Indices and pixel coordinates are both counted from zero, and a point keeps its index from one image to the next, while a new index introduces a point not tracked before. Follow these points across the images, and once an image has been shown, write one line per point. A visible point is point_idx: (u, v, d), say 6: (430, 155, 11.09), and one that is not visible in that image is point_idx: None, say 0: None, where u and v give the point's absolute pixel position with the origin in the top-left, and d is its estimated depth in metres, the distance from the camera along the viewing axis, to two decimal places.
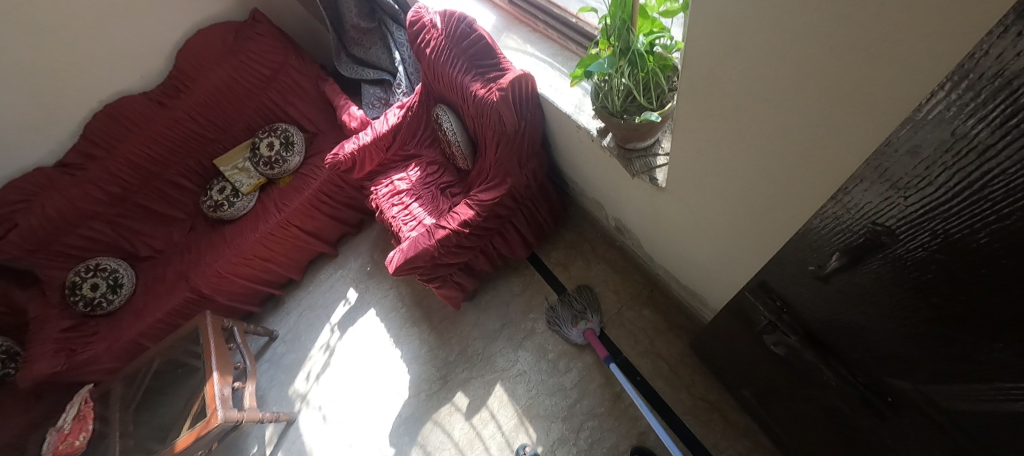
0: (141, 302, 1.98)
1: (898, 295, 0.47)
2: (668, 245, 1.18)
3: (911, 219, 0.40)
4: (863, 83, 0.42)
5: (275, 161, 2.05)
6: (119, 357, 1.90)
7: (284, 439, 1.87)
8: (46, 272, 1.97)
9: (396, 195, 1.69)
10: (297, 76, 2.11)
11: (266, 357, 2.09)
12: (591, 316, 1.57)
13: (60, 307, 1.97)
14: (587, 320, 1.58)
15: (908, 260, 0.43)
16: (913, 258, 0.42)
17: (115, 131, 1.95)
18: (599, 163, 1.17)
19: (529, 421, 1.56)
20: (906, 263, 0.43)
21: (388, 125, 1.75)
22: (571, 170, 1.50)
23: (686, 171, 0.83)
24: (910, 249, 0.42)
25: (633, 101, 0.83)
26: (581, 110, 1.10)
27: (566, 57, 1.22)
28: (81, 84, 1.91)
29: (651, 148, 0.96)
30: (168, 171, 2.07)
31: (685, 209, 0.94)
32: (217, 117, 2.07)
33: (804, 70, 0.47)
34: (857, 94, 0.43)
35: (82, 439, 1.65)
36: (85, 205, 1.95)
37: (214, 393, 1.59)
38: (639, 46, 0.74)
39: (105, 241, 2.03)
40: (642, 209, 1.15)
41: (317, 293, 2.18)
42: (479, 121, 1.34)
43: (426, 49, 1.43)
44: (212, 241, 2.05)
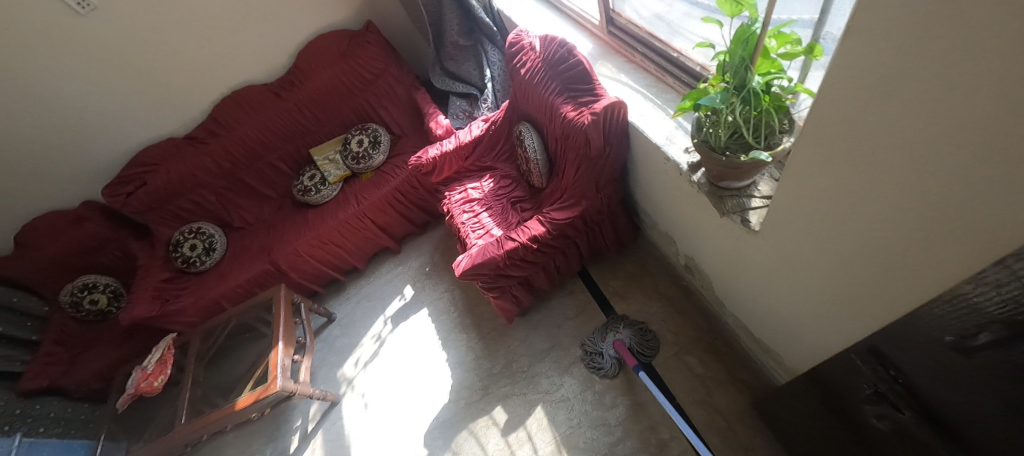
0: (228, 267, 2.19)
1: None
2: (745, 292, 1.12)
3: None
4: None
5: (362, 157, 2.22)
6: (201, 313, 2.10)
7: (326, 418, 1.96)
8: (158, 228, 2.25)
9: (468, 203, 1.75)
10: (393, 83, 2.29)
11: (322, 337, 2.22)
12: (619, 327, 1.61)
13: (162, 260, 2.22)
14: (616, 332, 1.59)
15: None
16: None
17: (235, 114, 2.21)
18: (683, 197, 1.15)
19: (566, 450, 1.51)
20: None
21: (471, 136, 1.84)
22: (645, 202, 1.49)
23: (786, 217, 0.80)
24: None
25: (739, 139, 0.81)
26: (672, 142, 1.10)
27: (662, 89, 1.23)
28: (216, 71, 2.19)
29: (746, 189, 0.93)
30: (270, 154, 2.31)
31: (777, 256, 0.89)
32: (320, 112, 2.29)
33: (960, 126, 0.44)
34: None
35: (160, 381, 1.84)
36: (200, 174, 2.21)
37: (277, 361, 1.71)
38: (755, 84, 0.72)
39: (209, 208, 2.29)
40: (723, 251, 1.11)
41: (376, 284, 2.30)
42: (564, 142, 1.37)
43: (522, 69, 1.50)
44: (295, 222, 2.24)
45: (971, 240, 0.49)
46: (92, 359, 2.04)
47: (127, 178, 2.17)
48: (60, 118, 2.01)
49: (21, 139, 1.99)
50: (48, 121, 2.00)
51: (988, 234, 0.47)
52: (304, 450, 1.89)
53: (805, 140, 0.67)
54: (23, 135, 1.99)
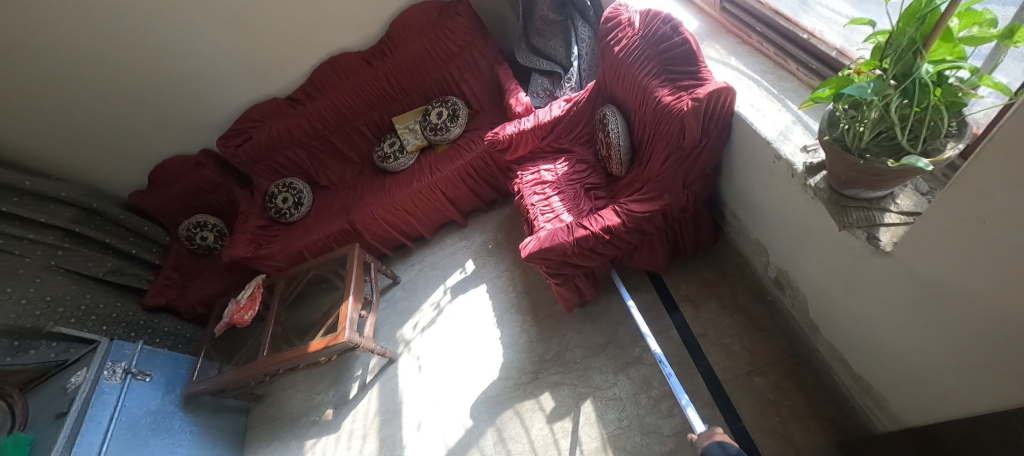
0: (312, 221, 2.38)
1: None
2: (852, 320, 0.97)
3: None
4: None
5: (440, 129, 2.25)
6: (286, 260, 2.31)
7: (383, 373, 2.08)
8: (257, 179, 2.49)
9: (540, 185, 1.70)
10: (477, 57, 2.28)
11: (387, 297, 2.34)
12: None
13: (259, 208, 2.47)
14: None
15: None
16: None
17: (331, 79, 2.35)
18: (791, 202, 1.00)
19: (612, 450, 1.46)
20: None
21: (550, 115, 1.78)
22: (737, 203, 1.34)
23: (936, 242, 0.65)
24: None
25: (886, 140, 0.67)
26: (786, 138, 0.96)
27: (779, 76, 1.07)
28: (317, 37, 2.33)
29: (878, 201, 0.78)
30: (357, 120, 2.43)
31: (909, 285, 0.74)
32: (405, 82, 2.36)
33: None
34: None
35: (249, 315, 2.06)
36: (296, 133, 2.40)
37: (347, 314, 1.83)
38: (923, 73, 0.58)
39: (301, 166, 2.49)
40: (832, 270, 0.96)
41: (440, 254, 2.36)
42: (654, 129, 1.27)
43: (615, 47, 1.40)
44: (373, 186, 2.35)
45: None
46: (199, 287, 2.35)
47: (237, 132, 2.42)
48: (189, 73, 2.27)
49: (158, 90, 2.28)
50: (179, 75, 2.27)
51: None
52: (362, 398, 2.04)
53: (989, 151, 0.53)
54: (160, 87, 2.27)
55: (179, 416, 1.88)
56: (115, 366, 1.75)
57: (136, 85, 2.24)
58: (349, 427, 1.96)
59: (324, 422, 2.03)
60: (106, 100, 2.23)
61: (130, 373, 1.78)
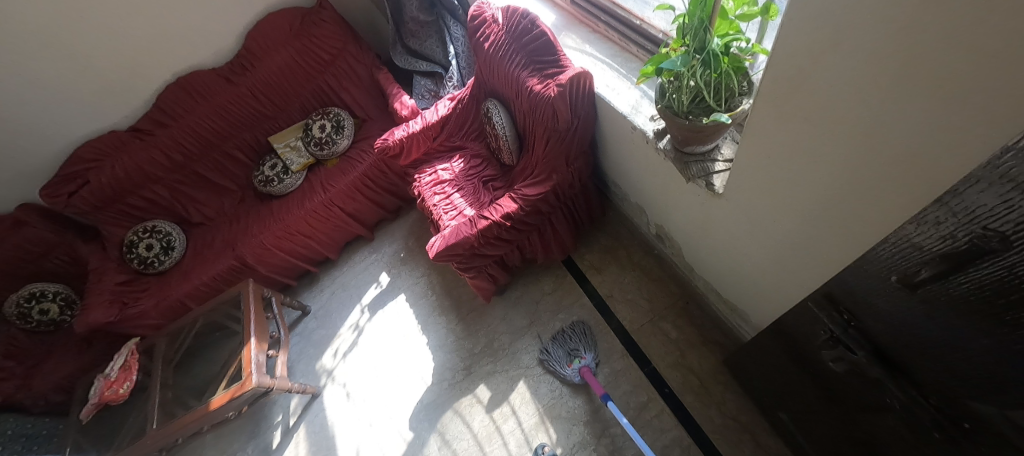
0: (190, 265, 2.09)
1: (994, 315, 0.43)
2: (713, 255, 1.16)
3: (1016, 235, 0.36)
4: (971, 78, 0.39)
5: (325, 143, 2.13)
6: (164, 315, 2.00)
7: (308, 411, 1.93)
8: (108, 229, 2.11)
9: (438, 185, 1.71)
10: (353, 63, 2.19)
11: (297, 330, 2.16)
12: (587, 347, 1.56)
13: (116, 262, 2.09)
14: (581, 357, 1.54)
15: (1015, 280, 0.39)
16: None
17: (183, 102, 2.07)
18: (651, 165, 1.16)
19: (550, 421, 1.55)
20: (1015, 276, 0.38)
21: (437, 115, 1.79)
22: (615, 173, 1.50)
23: (746, 177, 0.82)
24: None
25: (701, 103, 0.82)
26: (637, 111, 1.10)
27: (626, 58, 1.22)
28: (157, 56, 2.03)
29: (710, 153, 0.95)
30: (226, 144, 2.19)
31: (740, 217, 0.92)
32: (276, 97, 2.17)
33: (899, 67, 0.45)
34: (967, 91, 0.40)
35: (126, 388, 1.76)
36: (149, 169, 2.07)
37: (251, 358, 1.66)
38: (714, 46, 0.73)
39: (163, 205, 2.16)
40: (691, 217, 1.13)
41: (350, 273, 2.25)
42: (532, 116, 1.36)
43: (485, 43, 1.46)
44: (259, 214, 2.14)
45: (910, 183, 0.52)
46: (47, 371, 1.92)
47: (67, 177, 2.02)
48: None
49: None
50: None
51: (925, 173, 0.49)
52: (287, 444, 1.87)
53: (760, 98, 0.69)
54: None
55: None
56: None
57: None
58: None
59: None
60: None
61: None
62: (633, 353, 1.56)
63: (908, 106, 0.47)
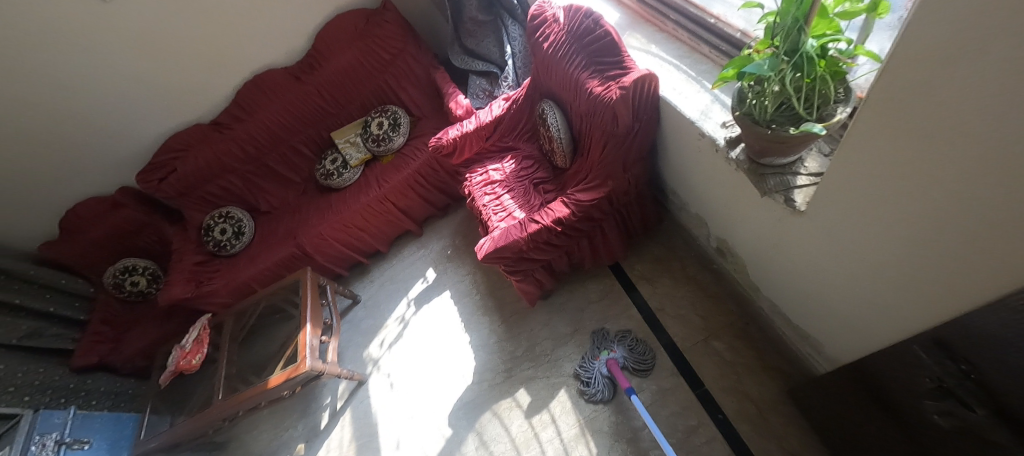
0: (257, 250, 2.24)
1: None
2: (784, 276, 1.05)
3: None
4: None
5: (382, 140, 2.20)
6: (232, 295, 2.17)
7: (353, 397, 2.01)
8: (189, 213, 2.31)
9: (489, 185, 1.71)
10: (412, 63, 2.24)
11: (348, 318, 2.26)
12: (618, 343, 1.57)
13: (195, 244, 2.29)
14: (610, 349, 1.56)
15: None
16: None
17: (258, 98, 2.22)
18: (720, 175, 1.08)
19: (590, 433, 1.50)
20: None
21: (491, 115, 1.78)
22: (675, 181, 1.42)
23: (837, 194, 0.73)
24: None
25: (787, 110, 0.74)
26: (707, 117, 1.02)
27: (696, 59, 1.14)
28: (237, 55, 2.19)
29: (791, 166, 0.86)
30: (293, 138, 2.32)
31: (824, 238, 0.82)
32: (339, 95, 2.28)
33: None
34: None
35: (197, 359, 1.92)
36: (226, 160, 2.25)
37: (306, 342, 1.75)
38: (809, 48, 0.65)
39: (236, 193, 2.34)
40: (761, 233, 1.04)
41: (399, 267, 2.31)
42: (590, 120, 1.31)
43: (544, 44, 1.43)
44: (319, 206, 2.26)
45: None
46: (135, 337, 2.15)
47: (158, 164, 2.23)
48: (93, 106, 2.06)
49: (57, 128, 2.06)
50: (81, 110, 2.06)
51: None
52: (334, 427, 1.96)
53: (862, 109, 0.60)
54: (60, 124, 2.05)
55: None
56: (44, 439, 1.57)
57: (30, 124, 2.00)
58: None
59: None
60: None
61: (63, 443, 1.60)
62: (684, 373, 1.47)
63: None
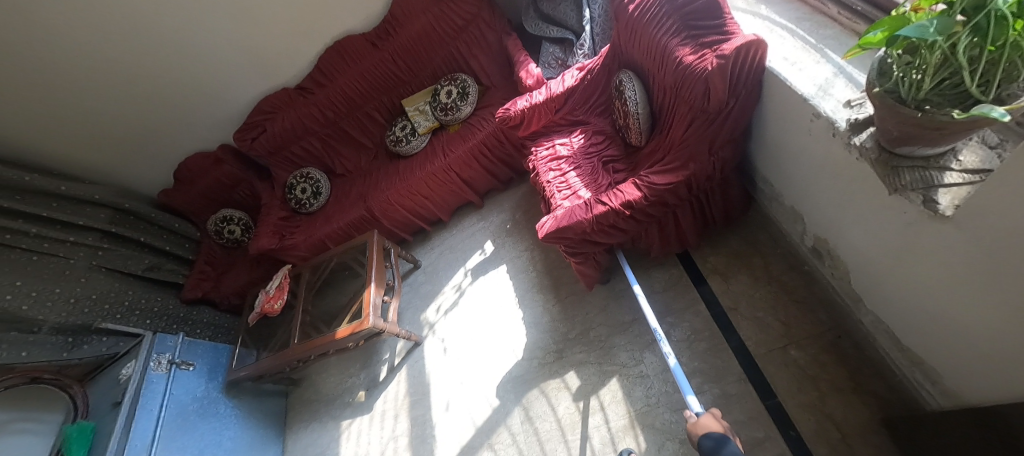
0: (331, 210, 2.39)
1: None
2: (904, 292, 0.88)
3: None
4: None
5: (450, 109, 2.19)
6: (309, 249, 2.35)
7: (410, 356, 2.12)
8: (276, 171, 2.52)
9: (555, 161, 1.63)
10: (484, 29, 2.17)
11: (409, 281, 2.36)
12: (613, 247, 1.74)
13: (280, 200, 2.50)
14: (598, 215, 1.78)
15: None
16: None
17: (338, 64, 2.30)
18: (833, 165, 0.91)
19: (640, 427, 1.43)
20: None
21: (563, 86, 1.68)
22: (771, 167, 1.23)
23: (1012, 200, 0.56)
24: None
25: (952, 84, 0.59)
26: (826, 94, 0.86)
27: (817, 22, 0.96)
28: (320, 22, 2.27)
29: (937, 157, 0.69)
30: (367, 105, 2.40)
31: (977, 252, 0.65)
32: (412, 62, 2.29)
33: None
34: None
35: (279, 304, 2.13)
36: (308, 123, 2.39)
37: (369, 301, 1.85)
38: (1003, 3, 0.48)
39: (316, 155, 2.49)
40: (881, 237, 0.87)
41: (459, 237, 2.35)
42: (676, 93, 1.17)
43: (630, 6, 1.29)
44: (388, 172, 2.33)
45: None
46: (230, 279, 2.44)
47: (252, 125, 2.44)
48: (200, 70, 2.27)
49: (172, 89, 2.30)
50: (189, 72, 2.27)
51: None
52: (391, 381, 2.09)
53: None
54: (174, 85, 2.29)
55: (222, 401, 1.98)
56: (160, 357, 1.85)
57: (152, 86, 2.26)
58: (381, 408, 2.03)
59: (357, 404, 2.11)
60: (125, 103, 2.26)
61: (174, 363, 1.88)
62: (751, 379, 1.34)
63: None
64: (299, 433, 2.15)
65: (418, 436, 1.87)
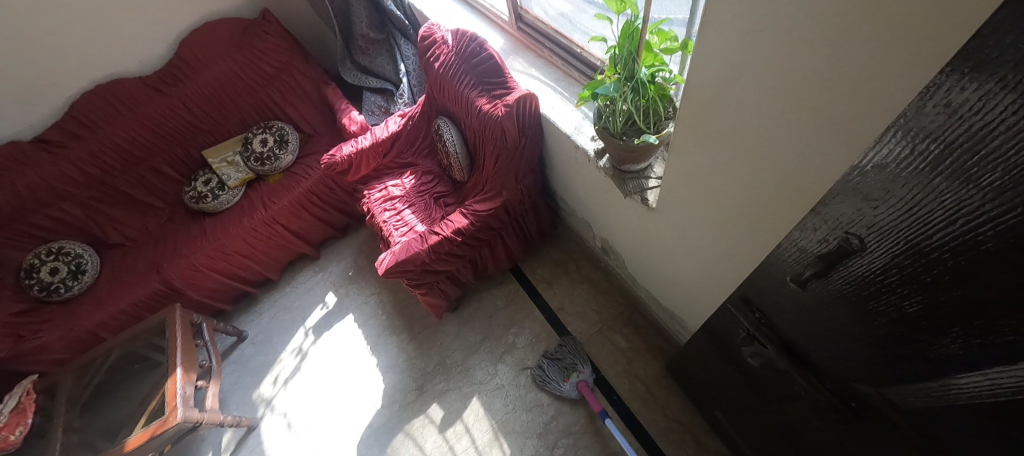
0: (105, 290, 1.88)
1: (854, 303, 0.49)
2: (652, 265, 1.24)
3: (869, 237, 0.42)
4: (826, 104, 0.48)
5: (267, 159, 2.01)
6: (71, 347, 1.78)
7: (242, 446, 1.77)
8: (2, 252, 1.85)
9: (389, 202, 1.72)
10: (299, 77, 2.12)
11: (232, 358, 2.00)
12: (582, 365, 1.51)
13: (12, 290, 1.84)
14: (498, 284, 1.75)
15: (871, 278, 0.45)
16: (888, 269, 0.42)
17: (103, 112, 1.89)
18: (594, 182, 1.24)
19: (503, 436, 1.55)
20: (880, 274, 0.44)
21: (388, 131, 1.78)
22: (562, 188, 1.57)
23: (673, 189, 0.91)
24: (885, 260, 0.42)
25: (633, 125, 0.90)
26: (580, 131, 1.18)
27: (568, 83, 1.31)
28: (71, 62, 1.85)
29: (644, 172, 1.05)
30: (153, 158, 2.02)
31: (672, 228, 1.00)
32: (212, 109, 2.05)
33: (778, 93, 0.53)
34: (828, 112, 0.49)
35: (17, 434, 1.50)
36: (59, 184, 1.87)
37: (176, 390, 1.50)
38: (642, 76, 0.82)
39: (75, 224, 1.94)
40: (630, 230, 1.22)
41: (294, 294, 2.13)
42: (481, 135, 1.40)
43: (435, 63, 1.50)
44: (190, 233, 1.98)
45: (794, 194, 0.61)
46: None
47: None
48: None
49: None
50: None
51: (805, 182, 0.58)
52: None
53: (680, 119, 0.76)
54: None
55: None
56: None
57: None
58: None
59: None
60: None
61: None
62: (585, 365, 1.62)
63: (799, 127, 0.53)
64: None
65: None
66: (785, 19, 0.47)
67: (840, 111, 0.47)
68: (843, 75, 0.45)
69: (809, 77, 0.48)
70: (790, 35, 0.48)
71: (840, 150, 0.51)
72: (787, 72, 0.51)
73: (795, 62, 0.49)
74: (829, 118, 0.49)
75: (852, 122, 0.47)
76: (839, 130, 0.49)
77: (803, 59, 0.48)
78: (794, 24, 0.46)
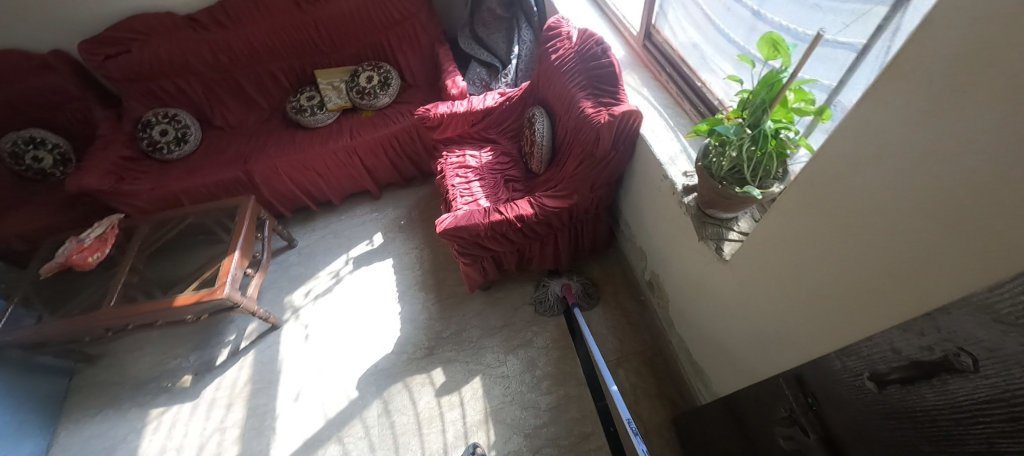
0: (197, 163, 2.08)
1: (936, 424, 0.47)
2: (698, 315, 1.21)
3: (985, 363, 0.40)
4: (976, 216, 0.45)
5: (367, 94, 2.12)
6: (155, 202, 2.00)
7: (262, 340, 1.92)
8: (130, 103, 2.11)
9: (462, 169, 1.79)
10: (420, 31, 2.15)
11: (277, 260, 2.17)
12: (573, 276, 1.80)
13: (126, 137, 2.07)
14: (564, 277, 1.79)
15: (967, 403, 0.42)
16: (995, 402, 0.39)
17: (245, 9, 2.00)
18: (669, 217, 1.22)
19: (492, 422, 1.57)
20: (981, 404, 0.41)
21: (484, 105, 1.82)
22: (633, 212, 1.54)
23: (756, 249, 0.88)
24: (994, 392, 0.39)
25: (737, 173, 0.89)
26: (673, 163, 1.17)
27: (677, 112, 1.28)
28: None
29: (727, 222, 1.03)
30: (272, 63, 2.14)
31: (735, 285, 0.99)
32: (336, 35, 2.11)
33: (924, 188, 0.50)
34: (977, 225, 0.46)
35: (94, 259, 1.73)
36: (192, 60, 2.05)
37: (229, 269, 1.65)
38: (768, 127, 0.79)
39: (191, 98, 2.15)
40: (687, 272, 1.21)
41: (347, 223, 2.26)
42: (574, 136, 1.41)
43: (553, 55, 1.52)
44: (280, 138, 2.14)
45: (899, 296, 0.58)
46: (17, 219, 1.94)
47: (109, 39, 1.99)
48: None
49: None
50: None
51: (916, 288, 0.55)
52: (231, 366, 1.87)
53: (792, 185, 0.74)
54: None
55: None
56: None
57: None
58: (212, 396, 1.79)
59: (179, 388, 1.83)
60: None
61: None
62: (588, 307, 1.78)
63: (932, 229, 0.51)
64: (89, 422, 1.80)
65: (253, 428, 1.69)
66: (952, 121, 0.45)
67: (987, 226, 0.45)
68: (1005, 189, 0.42)
69: (968, 183, 0.45)
70: (951, 138, 0.46)
71: (976, 269, 0.47)
72: (937, 173, 0.48)
73: (955, 163, 0.46)
74: (976, 232, 0.46)
75: (996, 243, 0.44)
76: (982, 248, 0.46)
77: (963, 164, 0.45)
78: (969, 126, 0.44)
